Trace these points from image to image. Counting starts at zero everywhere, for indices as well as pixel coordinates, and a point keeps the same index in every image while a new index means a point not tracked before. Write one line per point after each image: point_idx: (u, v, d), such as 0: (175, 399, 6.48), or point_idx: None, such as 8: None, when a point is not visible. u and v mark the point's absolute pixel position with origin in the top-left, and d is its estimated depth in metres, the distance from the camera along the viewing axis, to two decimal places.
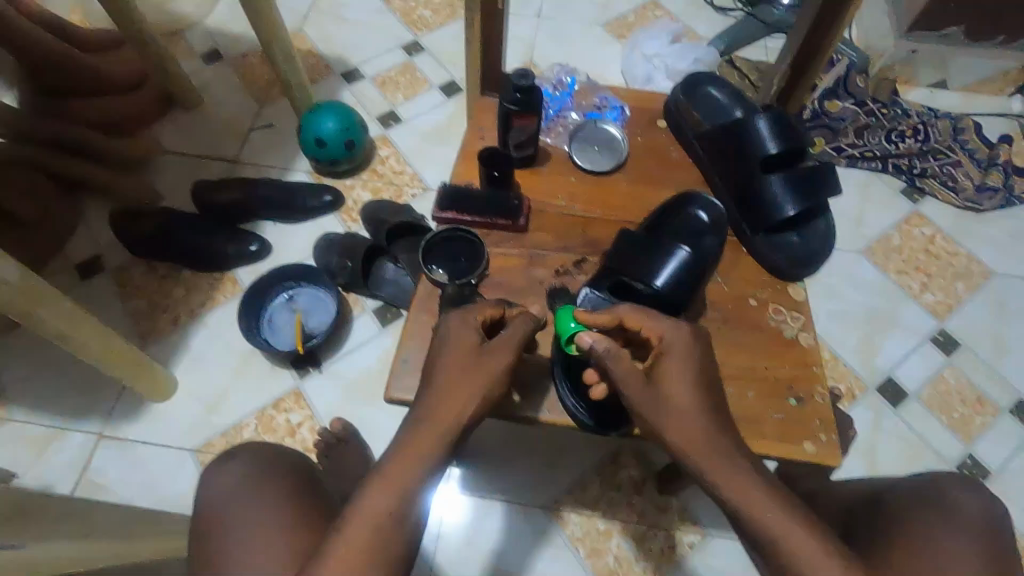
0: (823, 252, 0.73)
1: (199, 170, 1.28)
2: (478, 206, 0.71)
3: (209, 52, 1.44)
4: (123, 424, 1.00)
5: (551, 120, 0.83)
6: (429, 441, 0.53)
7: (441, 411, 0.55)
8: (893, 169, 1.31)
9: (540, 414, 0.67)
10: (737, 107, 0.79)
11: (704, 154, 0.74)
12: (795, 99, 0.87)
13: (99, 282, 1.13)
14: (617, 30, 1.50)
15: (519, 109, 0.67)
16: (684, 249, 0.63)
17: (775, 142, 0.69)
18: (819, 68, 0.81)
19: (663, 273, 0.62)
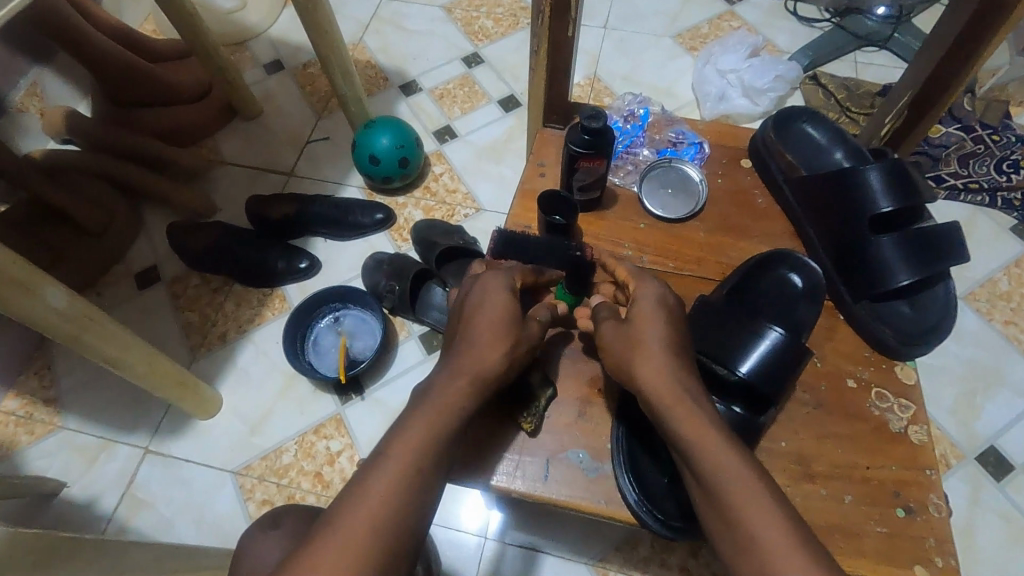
0: (943, 325, 0.65)
1: (257, 182, 1.27)
2: (537, 254, 0.66)
3: (272, 62, 1.44)
4: (169, 440, 1.00)
5: (621, 157, 0.81)
6: (462, 392, 0.54)
7: (473, 366, 0.55)
8: (1003, 204, 1.15)
9: (595, 502, 0.60)
10: (839, 147, 0.72)
11: (800, 208, 0.68)
12: (913, 135, 0.77)
13: (155, 292, 1.14)
14: (689, 42, 1.40)
15: (586, 152, 0.61)
16: (777, 332, 0.57)
17: (889, 200, 0.61)
18: (947, 102, 0.70)
19: (748, 361, 0.57)
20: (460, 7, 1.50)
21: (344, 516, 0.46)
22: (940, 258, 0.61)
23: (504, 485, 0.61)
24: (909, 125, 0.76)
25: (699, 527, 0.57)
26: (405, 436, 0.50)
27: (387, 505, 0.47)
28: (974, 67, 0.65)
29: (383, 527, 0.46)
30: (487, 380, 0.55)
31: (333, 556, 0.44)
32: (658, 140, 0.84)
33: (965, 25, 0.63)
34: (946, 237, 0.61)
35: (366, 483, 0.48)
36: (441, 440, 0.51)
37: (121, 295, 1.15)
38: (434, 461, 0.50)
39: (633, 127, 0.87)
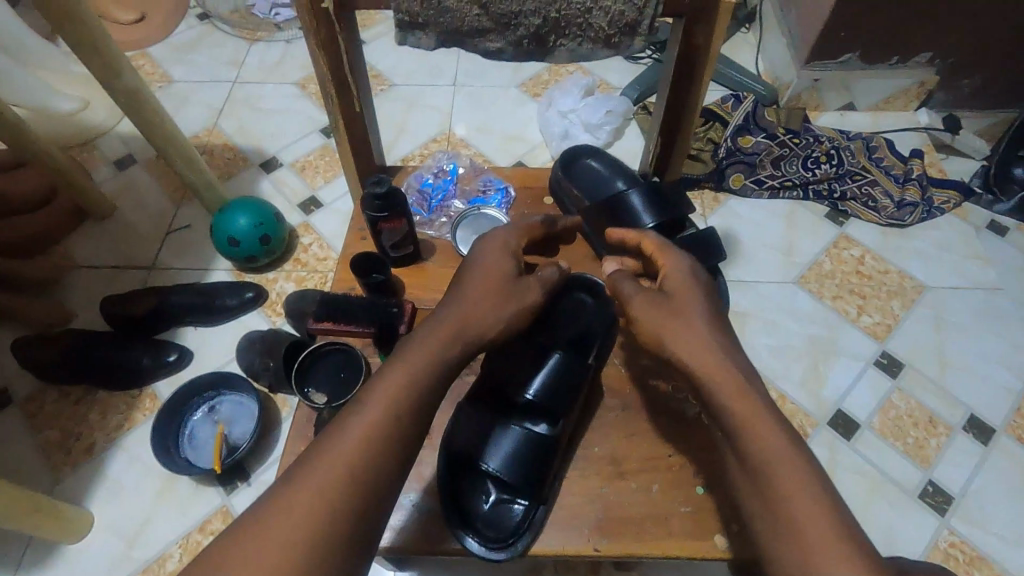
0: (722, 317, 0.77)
1: (116, 282, 1.23)
2: (353, 314, 0.69)
3: (123, 157, 1.42)
4: (34, 574, 0.92)
5: (435, 211, 0.90)
6: (439, 348, 0.54)
7: (461, 327, 0.56)
8: (814, 196, 1.33)
9: (431, 541, 0.63)
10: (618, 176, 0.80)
11: (591, 230, 0.77)
12: (676, 161, 0.77)
13: (7, 417, 1.06)
14: (532, 89, 1.52)
15: (383, 214, 0.67)
16: (557, 355, 0.66)
17: (649, 215, 0.71)
18: (693, 126, 0.70)
19: (537, 381, 0.65)
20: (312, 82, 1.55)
21: (310, 469, 0.46)
22: (706, 258, 0.71)
23: (389, 546, 0.63)
24: (668, 149, 0.76)
25: (520, 545, 0.62)
26: (380, 393, 0.50)
27: (356, 460, 0.46)
28: (698, 99, 0.66)
29: (343, 492, 0.45)
30: (471, 340, 0.56)
31: (292, 513, 0.43)
32: (468, 189, 0.93)
33: (677, 71, 0.64)
34: (706, 241, 0.71)
35: (338, 439, 0.47)
36: (416, 397, 0.51)
37: None
38: (405, 428, 0.50)
39: (443, 181, 0.96)
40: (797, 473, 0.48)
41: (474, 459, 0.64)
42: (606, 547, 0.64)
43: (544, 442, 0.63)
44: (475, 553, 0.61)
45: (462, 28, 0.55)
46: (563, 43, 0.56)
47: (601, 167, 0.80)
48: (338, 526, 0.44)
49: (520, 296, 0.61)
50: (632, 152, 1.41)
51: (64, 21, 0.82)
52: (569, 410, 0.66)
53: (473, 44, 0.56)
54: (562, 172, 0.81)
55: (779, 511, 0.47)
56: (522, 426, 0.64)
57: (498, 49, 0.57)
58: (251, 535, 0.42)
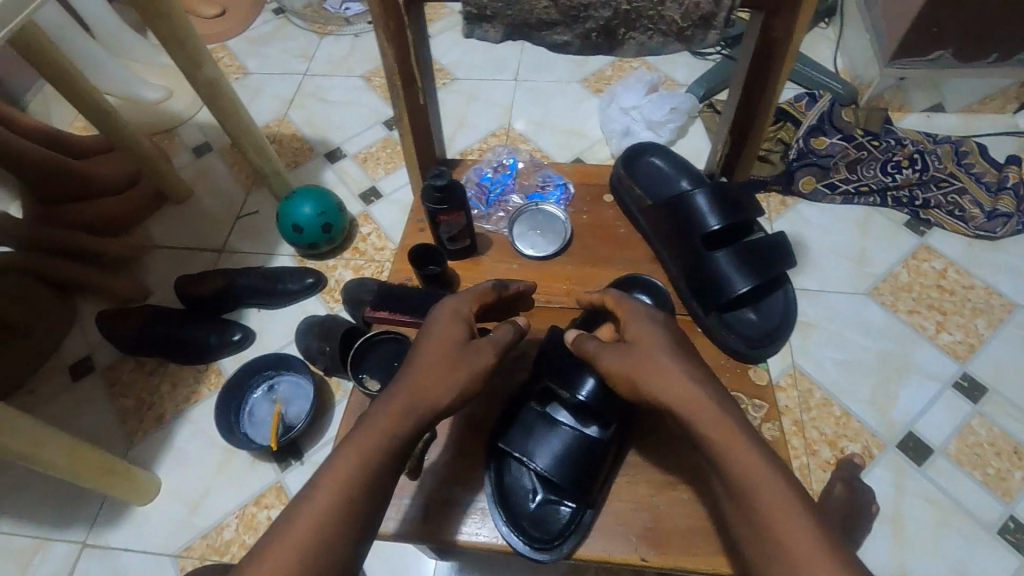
0: (781, 330, 0.73)
1: (189, 262, 1.30)
2: (409, 305, 0.71)
3: (200, 145, 1.49)
4: (106, 531, 0.99)
5: (493, 205, 0.90)
6: (396, 417, 0.53)
7: (420, 389, 0.54)
8: (893, 202, 1.25)
9: (474, 535, 0.63)
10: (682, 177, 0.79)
11: (650, 229, 0.75)
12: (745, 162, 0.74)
13: (89, 383, 1.14)
14: (594, 84, 1.49)
15: (443, 208, 0.67)
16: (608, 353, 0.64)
17: (715, 216, 0.68)
18: (766, 129, 0.68)
19: (587, 384, 0.63)
20: (378, 75, 1.59)
21: (282, 535, 0.47)
22: (772, 264, 0.69)
23: (399, 531, 0.63)
24: (738, 151, 0.73)
25: (563, 548, 0.62)
26: (343, 458, 0.50)
27: (321, 525, 0.47)
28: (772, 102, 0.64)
29: (323, 544, 0.47)
30: (426, 407, 0.54)
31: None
32: (527, 185, 0.92)
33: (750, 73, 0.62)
34: (773, 246, 0.69)
35: (305, 506, 0.48)
36: (384, 455, 0.51)
37: (55, 388, 1.15)
38: (370, 487, 0.50)
39: (504, 175, 0.95)
40: (788, 498, 0.48)
41: (522, 457, 0.64)
42: (651, 557, 0.62)
43: (593, 444, 0.63)
44: (522, 548, 0.62)
45: (531, 20, 0.54)
46: (633, 35, 0.54)
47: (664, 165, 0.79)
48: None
49: (472, 363, 0.58)
50: (694, 151, 1.37)
51: (154, 14, 0.87)
52: (622, 413, 0.64)
53: (540, 36, 0.56)
54: (623, 168, 0.80)
55: (771, 538, 0.47)
56: (571, 427, 0.64)
57: (565, 42, 0.56)
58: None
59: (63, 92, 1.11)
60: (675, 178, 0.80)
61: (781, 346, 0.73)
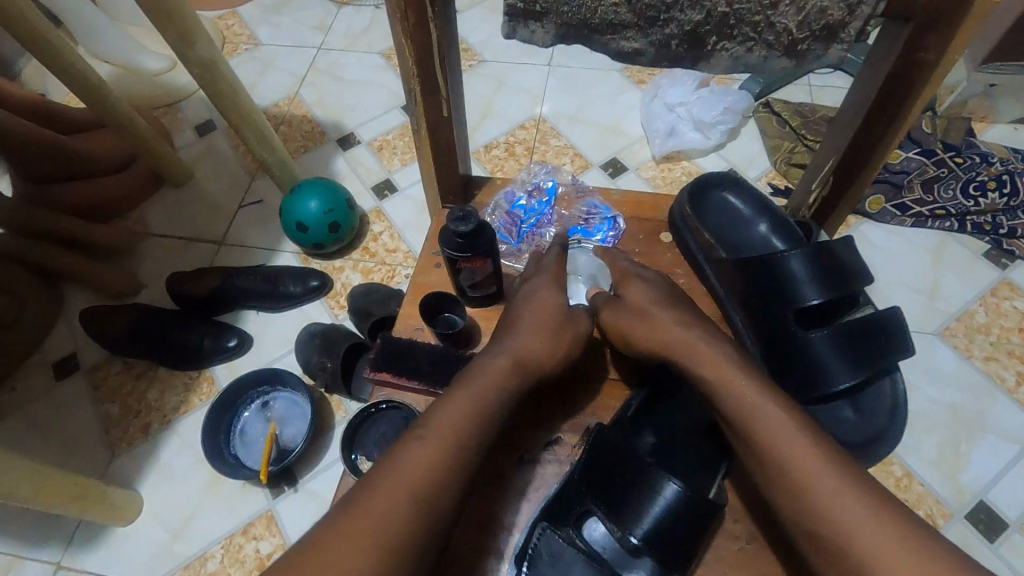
0: (888, 431, 0.64)
1: (185, 255, 1.20)
2: (419, 367, 0.61)
3: (204, 123, 1.38)
4: (83, 553, 0.91)
5: (523, 240, 0.79)
6: (501, 378, 0.55)
7: (526, 346, 0.57)
8: (973, 229, 1.09)
9: None
10: (761, 219, 0.72)
11: (722, 287, 0.67)
12: (844, 204, 0.66)
13: (74, 384, 1.06)
14: (636, 74, 1.34)
15: (465, 256, 0.57)
16: (675, 485, 0.53)
17: (812, 287, 0.60)
18: (879, 166, 0.59)
19: (646, 521, 0.53)
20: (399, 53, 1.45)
21: (384, 482, 0.46)
22: (881, 351, 0.59)
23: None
24: (836, 193, 0.65)
25: None
26: (445, 417, 0.51)
27: (424, 479, 0.47)
28: (893, 141, 0.56)
29: (432, 486, 0.47)
30: (531, 370, 0.57)
31: (369, 524, 0.44)
32: (567, 216, 0.82)
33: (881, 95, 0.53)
34: (882, 325, 0.59)
35: (407, 459, 0.48)
36: (486, 416, 0.52)
37: (38, 387, 1.07)
38: (474, 444, 0.50)
39: (539, 202, 0.84)
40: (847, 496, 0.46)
41: None
42: None
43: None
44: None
45: (593, 20, 0.41)
46: (725, 45, 0.41)
47: (742, 205, 0.73)
48: (411, 539, 0.45)
49: (573, 329, 0.61)
50: (746, 157, 1.22)
51: None
52: (682, 561, 0.53)
53: (603, 41, 0.43)
54: (689, 206, 0.72)
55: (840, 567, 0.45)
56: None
57: (635, 50, 0.43)
58: (336, 540, 0.43)
59: (48, 62, 1.00)
60: (753, 220, 0.73)
61: (884, 450, 0.64)
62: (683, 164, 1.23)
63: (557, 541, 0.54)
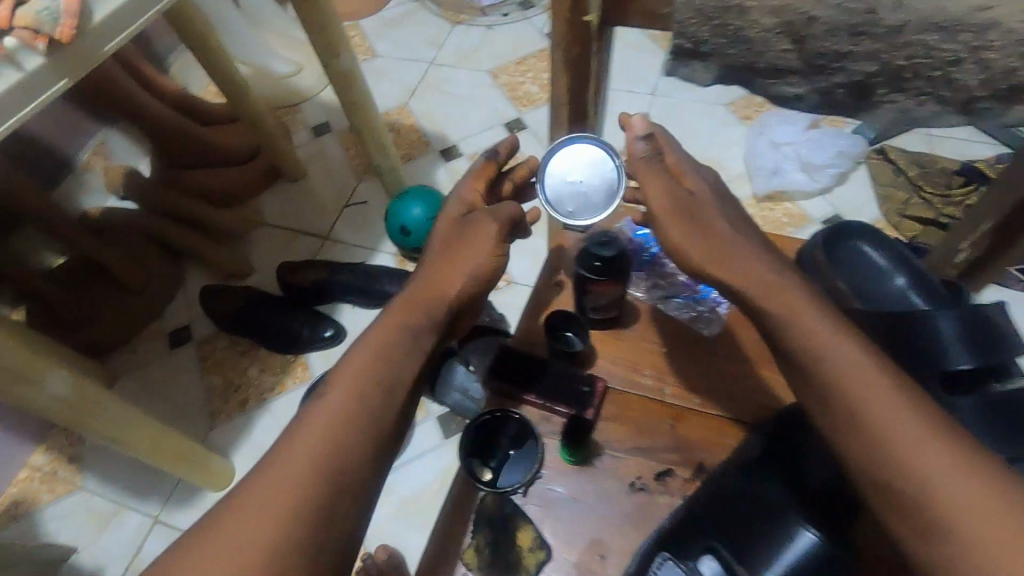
0: None
1: (292, 246, 1.28)
2: (536, 383, 0.62)
3: (320, 124, 1.47)
4: (177, 511, 0.98)
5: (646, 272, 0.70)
6: (402, 315, 0.51)
7: (430, 282, 0.53)
8: None
9: None
10: (902, 275, 0.67)
11: None
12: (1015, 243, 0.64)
13: (184, 353, 1.15)
14: (742, 110, 1.33)
15: (601, 279, 0.57)
16: (811, 534, 0.48)
17: (965, 345, 0.55)
18: None
19: (775, 566, 0.48)
20: (506, 72, 1.50)
21: (292, 436, 0.45)
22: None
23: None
24: (1000, 241, 0.66)
25: None
26: (353, 360, 0.48)
27: (333, 423, 0.45)
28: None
29: (343, 435, 0.44)
30: (437, 301, 0.52)
31: (278, 477, 0.42)
32: None
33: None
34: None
35: (318, 404, 0.46)
36: (394, 352, 0.49)
37: (153, 352, 1.16)
38: (383, 382, 0.47)
39: None
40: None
41: None
42: None
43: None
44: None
45: (757, 64, 0.42)
46: (895, 98, 0.41)
47: (880, 257, 0.69)
48: (322, 488, 0.42)
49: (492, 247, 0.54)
50: (855, 204, 1.17)
51: None
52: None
53: (764, 85, 0.43)
54: (821, 251, 0.69)
55: None
56: None
57: (796, 95, 0.43)
58: (246, 499, 0.41)
59: (202, 61, 1.10)
60: (891, 273, 0.68)
61: None
62: (784, 205, 1.19)
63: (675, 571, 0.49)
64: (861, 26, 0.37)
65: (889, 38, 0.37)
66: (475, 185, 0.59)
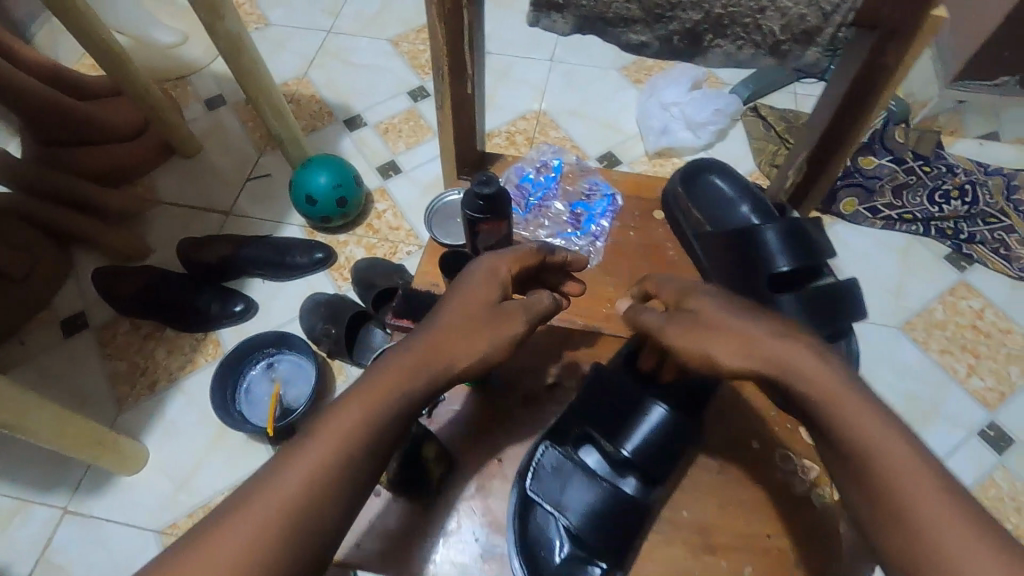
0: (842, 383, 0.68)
1: (193, 223, 1.24)
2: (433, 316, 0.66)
3: (213, 96, 1.41)
4: (90, 499, 0.95)
5: (533, 214, 0.89)
6: (407, 382, 0.49)
7: (448, 352, 0.51)
8: (936, 233, 1.18)
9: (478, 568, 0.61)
10: (744, 202, 0.76)
11: (705, 255, 0.72)
12: (813, 193, 0.74)
13: (82, 341, 1.10)
14: (634, 74, 1.41)
15: (484, 217, 0.64)
16: (660, 408, 0.58)
17: (785, 258, 0.65)
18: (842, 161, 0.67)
19: (634, 438, 0.58)
20: (407, 41, 1.50)
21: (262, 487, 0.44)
22: (838, 315, 0.63)
23: (349, 558, 0.57)
24: (810, 181, 0.73)
25: None
26: (333, 424, 0.46)
27: (307, 491, 0.44)
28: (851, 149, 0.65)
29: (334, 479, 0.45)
30: (440, 369, 0.51)
31: (235, 537, 0.42)
32: (571, 192, 0.91)
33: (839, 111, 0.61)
34: (844, 293, 0.64)
35: (293, 460, 0.45)
36: (377, 424, 0.47)
37: (45, 343, 1.10)
38: (360, 456, 0.46)
39: (546, 177, 0.93)
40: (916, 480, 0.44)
41: (551, 509, 0.57)
42: None
43: (628, 503, 0.56)
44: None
45: (606, 15, 0.49)
46: (719, 43, 0.50)
47: (727, 188, 0.78)
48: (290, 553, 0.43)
49: (497, 326, 0.54)
50: (734, 158, 1.29)
51: None
52: (667, 474, 0.58)
53: (615, 34, 0.51)
54: (680, 185, 0.78)
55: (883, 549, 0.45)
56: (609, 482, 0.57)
57: (641, 42, 0.51)
58: (206, 548, 0.42)
59: (72, 29, 1.03)
60: (737, 201, 0.77)
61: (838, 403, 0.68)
62: (673, 161, 1.30)
63: (557, 454, 0.59)
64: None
65: None
66: (506, 262, 0.58)
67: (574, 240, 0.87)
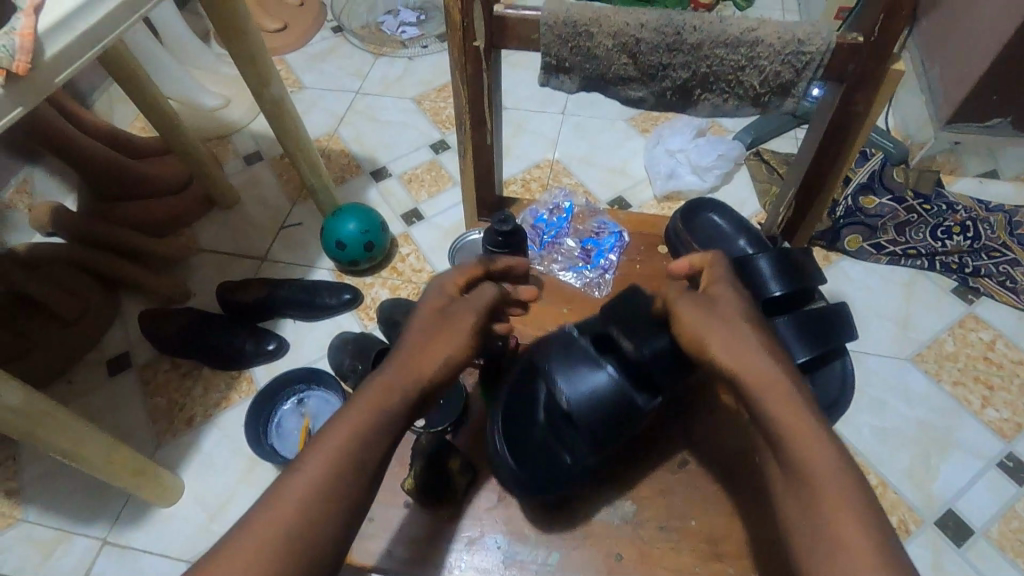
0: (841, 402, 0.68)
1: (230, 269, 1.33)
2: None
3: (251, 153, 1.53)
4: (128, 530, 0.99)
5: (546, 249, 0.98)
6: (378, 399, 0.49)
7: (419, 363, 0.52)
8: (942, 268, 1.21)
9: None
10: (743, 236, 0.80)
11: None
12: (806, 225, 0.79)
13: (126, 379, 1.17)
14: (641, 124, 1.50)
15: (502, 252, 0.71)
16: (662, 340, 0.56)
17: (776, 282, 0.68)
18: (830, 193, 0.73)
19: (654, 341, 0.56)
20: (429, 99, 1.62)
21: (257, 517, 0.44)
22: (833, 333, 0.65)
23: (384, 566, 0.60)
24: (800, 215, 0.78)
25: None
26: (318, 447, 0.46)
27: (304, 507, 0.44)
28: (836, 183, 0.71)
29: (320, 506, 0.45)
30: (411, 384, 0.50)
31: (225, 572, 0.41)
32: (582, 230, 0.99)
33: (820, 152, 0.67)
34: (834, 315, 0.66)
35: (288, 483, 0.45)
36: (365, 441, 0.47)
37: (92, 381, 1.17)
38: (354, 468, 0.46)
39: (559, 218, 1.02)
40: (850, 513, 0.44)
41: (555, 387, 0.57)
42: None
43: (633, 407, 0.55)
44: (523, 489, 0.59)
45: (607, 75, 0.61)
46: (708, 96, 0.61)
47: (724, 223, 0.82)
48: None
49: (459, 334, 0.55)
50: (740, 199, 1.35)
51: (231, 33, 0.90)
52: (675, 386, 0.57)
53: (616, 91, 0.62)
54: (680, 223, 0.83)
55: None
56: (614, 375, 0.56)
57: (640, 97, 0.62)
58: None
59: (133, 97, 1.15)
60: (734, 234, 0.81)
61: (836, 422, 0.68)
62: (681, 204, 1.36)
63: (581, 339, 0.59)
64: (674, 45, 0.56)
65: (692, 54, 0.57)
66: (455, 280, 0.62)
67: (585, 273, 0.93)
